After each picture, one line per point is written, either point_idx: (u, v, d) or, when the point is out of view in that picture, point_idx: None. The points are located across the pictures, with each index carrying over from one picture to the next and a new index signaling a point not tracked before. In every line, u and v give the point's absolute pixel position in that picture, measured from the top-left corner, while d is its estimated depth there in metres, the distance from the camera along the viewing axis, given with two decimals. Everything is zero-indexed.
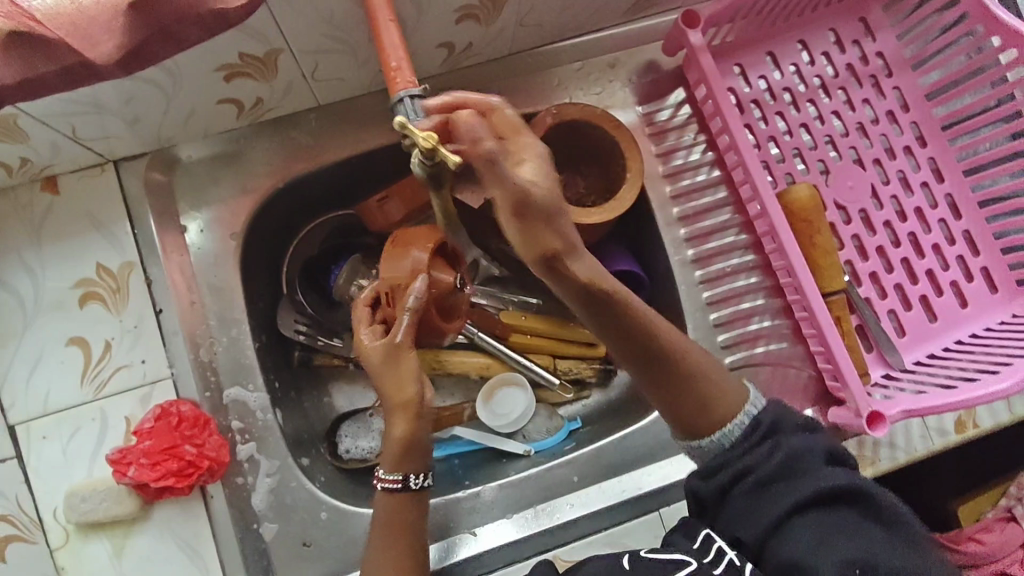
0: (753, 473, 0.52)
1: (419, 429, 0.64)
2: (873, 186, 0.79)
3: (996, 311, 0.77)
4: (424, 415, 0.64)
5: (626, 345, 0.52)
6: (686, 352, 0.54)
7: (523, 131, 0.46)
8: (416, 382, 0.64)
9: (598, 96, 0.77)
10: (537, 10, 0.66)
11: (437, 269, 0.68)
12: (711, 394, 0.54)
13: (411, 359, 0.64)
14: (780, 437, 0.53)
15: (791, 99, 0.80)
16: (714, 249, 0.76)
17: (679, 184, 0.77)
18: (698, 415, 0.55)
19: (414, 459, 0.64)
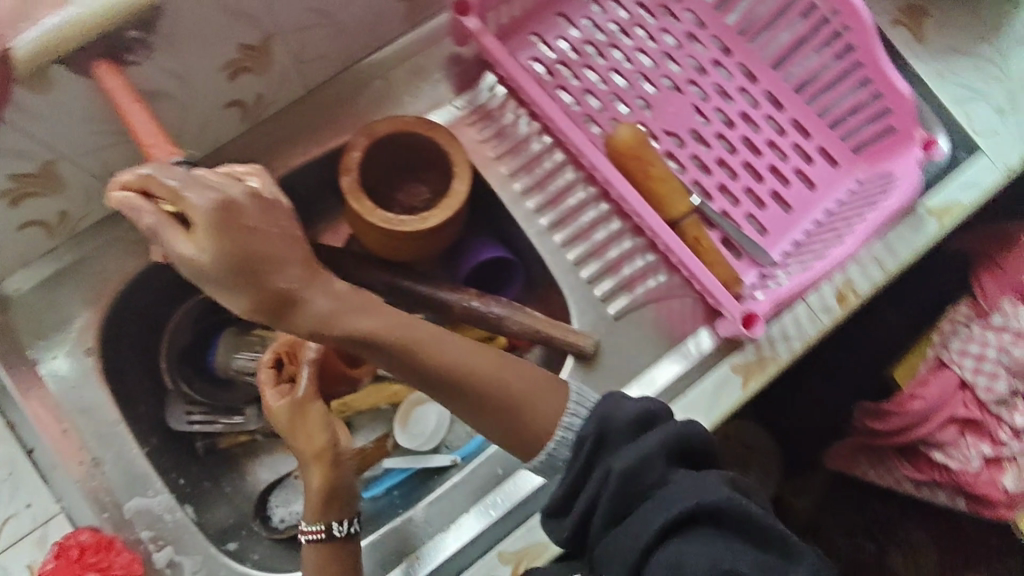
0: (597, 502, 0.53)
1: (337, 475, 0.65)
2: (695, 105, 0.81)
3: (842, 183, 0.79)
4: (341, 462, 0.66)
5: (418, 378, 0.55)
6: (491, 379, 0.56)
7: (183, 191, 0.42)
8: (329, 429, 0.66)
9: (411, 104, 0.78)
10: (310, 43, 0.67)
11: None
12: (527, 404, 0.57)
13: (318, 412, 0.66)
14: (606, 451, 0.53)
15: (595, 50, 0.81)
16: (568, 210, 0.77)
17: (515, 161, 0.78)
18: (517, 426, 0.57)
19: (336, 506, 0.65)
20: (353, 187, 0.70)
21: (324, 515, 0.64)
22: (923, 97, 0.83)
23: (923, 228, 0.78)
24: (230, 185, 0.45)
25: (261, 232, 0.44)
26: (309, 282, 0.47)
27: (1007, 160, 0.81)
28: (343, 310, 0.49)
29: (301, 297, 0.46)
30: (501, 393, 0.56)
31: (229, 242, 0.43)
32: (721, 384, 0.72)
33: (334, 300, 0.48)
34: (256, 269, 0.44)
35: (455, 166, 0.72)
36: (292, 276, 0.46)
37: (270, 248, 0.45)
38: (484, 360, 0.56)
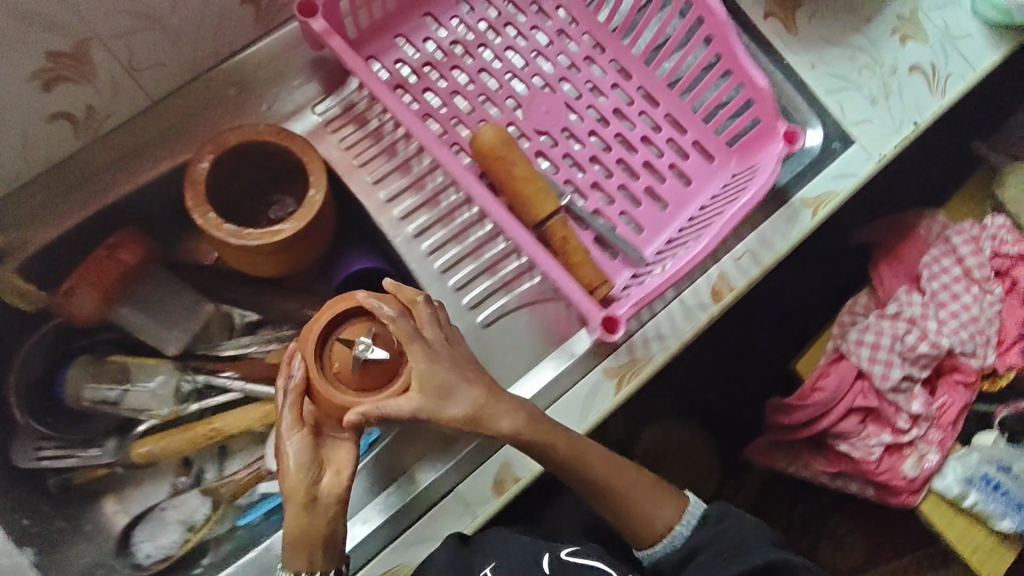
0: (701, 551, 0.64)
1: (312, 525, 0.54)
2: (566, 103, 0.79)
3: (718, 177, 0.78)
4: (321, 511, 0.54)
5: (568, 474, 0.61)
6: (625, 479, 0.63)
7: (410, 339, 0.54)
8: (308, 473, 0.54)
9: (269, 112, 0.75)
10: (138, 50, 0.64)
11: (340, 337, 0.57)
12: (648, 509, 0.64)
13: (294, 448, 0.55)
14: (727, 523, 0.65)
15: (463, 50, 0.79)
16: (441, 213, 0.75)
17: (379, 169, 0.75)
18: (636, 526, 0.64)
19: (313, 556, 0.55)
20: (199, 202, 0.67)
21: (298, 564, 0.55)
22: (798, 89, 0.82)
23: (799, 220, 0.78)
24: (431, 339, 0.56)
25: (450, 363, 0.55)
26: (492, 404, 0.55)
27: (881, 148, 0.81)
28: (528, 430, 0.57)
29: (479, 418, 0.55)
30: (631, 493, 0.63)
31: (437, 373, 0.53)
32: (593, 390, 0.69)
33: (516, 418, 0.56)
34: (452, 396, 0.54)
35: (312, 175, 0.69)
36: (478, 396, 0.55)
37: (458, 374, 0.54)
38: (620, 464, 0.63)
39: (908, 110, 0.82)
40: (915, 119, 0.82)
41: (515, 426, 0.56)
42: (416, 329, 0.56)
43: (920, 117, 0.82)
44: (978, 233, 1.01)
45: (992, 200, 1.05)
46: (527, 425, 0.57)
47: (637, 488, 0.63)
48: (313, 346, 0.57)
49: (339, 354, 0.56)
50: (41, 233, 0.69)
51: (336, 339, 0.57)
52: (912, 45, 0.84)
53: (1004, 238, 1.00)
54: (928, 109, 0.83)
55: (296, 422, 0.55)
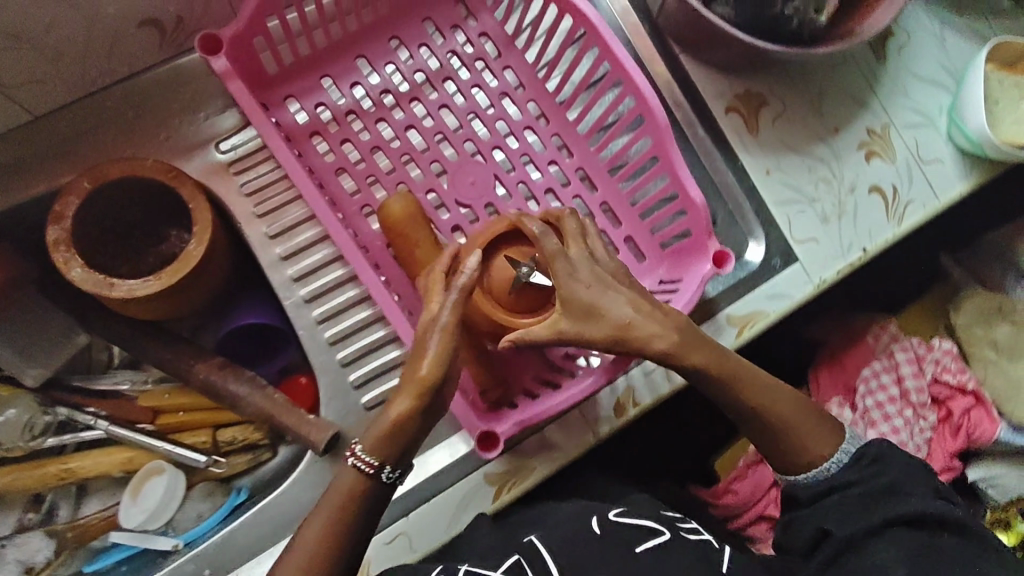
0: (850, 489, 0.61)
1: (412, 417, 0.54)
2: (496, 175, 0.73)
3: (645, 280, 0.73)
4: (432, 406, 0.55)
5: (725, 392, 0.62)
6: (774, 405, 0.63)
7: (557, 257, 0.57)
8: (443, 370, 0.54)
9: (168, 141, 0.68)
10: (8, 68, 0.59)
11: (502, 257, 0.62)
12: (800, 440, 0.62)
13: (438, 337, 0.55)
14: (883, 465, 0.61)
15: (394, 101, 0.73)
16: (329, 284, 0.68)
17: (278, 223, 0.69)
18: (790, 454, 0.63)
19: (398, 453, 0.55)
20: (62, 239, 0.61)
21: (383, 455, 0.54)
22: (746, 194, 0.77)
23: (721, 338, 0.73)
24: (576, 256, 0.58)
25: (603, 272, 0.58)
26: (639, 318, 0.57)
27: (822, 271, 0.76)
28: (678, 347, 0.59)
29: (629, 326, 0.57)
30: (784, 420, 0.62)
31: (589, 295, 0.57)
32: (470, 494, 0.67)
33: (664, 334, 0.58)
34: (595, 315, 0.57)
35: (197, 226, 0.64)
36: (627, 313, 0.57)
37: (608, 292, 0.57)
38: (771, 391, 0.63)
39: (859, 234, 0.77)
40: (864, 245, 0.77)
41: (665, 343, 0.58)
42: (561, 247, 0.58)
43: (869, 243, 0.77)
44: (922, 354, 0.97)
45: (945, 324, 1.01)
46: (677, 344, 0.58)
47: (794, 420, 0.63)
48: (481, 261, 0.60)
49: (501, 271, 0.62)
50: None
51: (495, 259, 0.62)
52: (877, 163, 0.78)
53: (947, 365, 0.96)
54: (881, 235, 0.77)
55: (455, 320, 0.56)
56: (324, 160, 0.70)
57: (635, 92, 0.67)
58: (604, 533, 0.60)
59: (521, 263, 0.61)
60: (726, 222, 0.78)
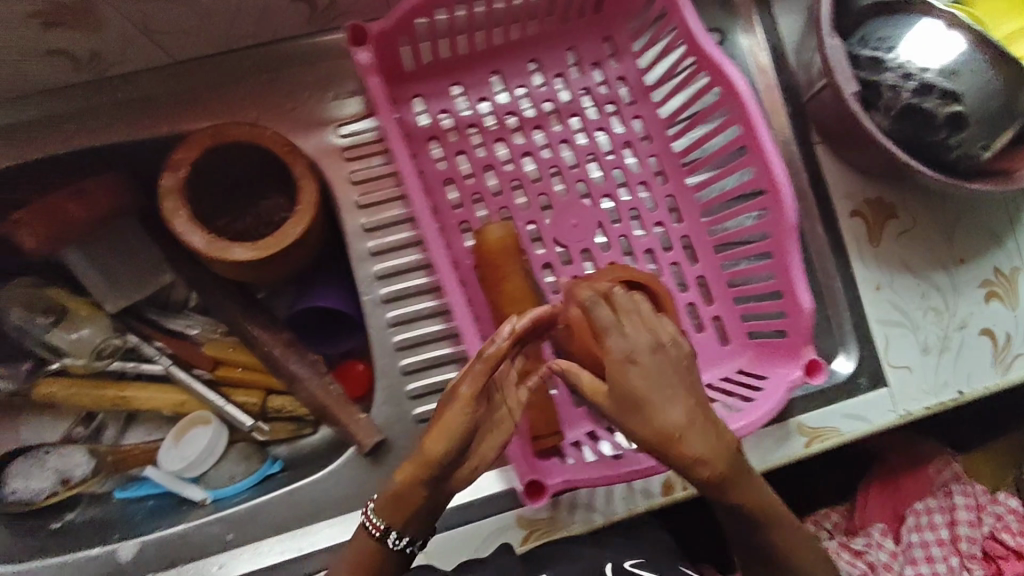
0: None
1: (423, 493, 0.49)
2: (600, 223, 0.72)
3: (722, 365, 0.71)
4: (442, 482, 0.49)
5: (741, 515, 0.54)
6: (787, 538, 0.55)
7: (609, 336, 0.46)
8: (455, 455, 0.47)
9: (291, 112, 0.70)
10: (153, 16, 0.61)
11: None
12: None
13: (454, 414, 0.46)
14: None
15: (517, 124, 0.72)
16: (415, 289, 0.68)
17: (377, 217, 0.69)
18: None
19: (405, 521, 0.50)
20: (174, 187, 0.62)
21: (390, 521, 0.51)
22: (849, 304, 0.74)
23: (785, 444, 0.70)
24: (641, 335, 0.46)
25: (669, 364, 0.46)
26: (694, 433, 0.46)
27: (910, 404, 0.72)
28: (720, 475, 0.49)
29: (682, 440, 0.46)
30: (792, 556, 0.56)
31: (638, 387, 0.46)
32: (497, 531, 0.66)
33: (716, 456, 0.48)
34: (643, 413, 0.46)
35: (300, 205, 0.64)
36: (677, 418, 0.46)
37: (658, 392, 0.46)
38: (790, 524, 0.55)
39: (959, 374, 0.72)
40: (962, 388, 0.72)
41: (708, 470, 0.48)
42: (619, 325, 0.47)
43: (968, 387, 0.72)
44: (983, 503, 0.89)
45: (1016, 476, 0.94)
46: (721, 470, 0.48)
47: (808, 549, 0.56)
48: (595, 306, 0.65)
49: None
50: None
51: None
52: (996, 306, 0.73)
53: (1008, 523, 0.88)
54: (981, 381, 0.72)
55: (474, 392, 0.47)
56: (435, 167, 0.70)
57: (766, 179, 0.63)
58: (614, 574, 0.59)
59: None
60: (820, 326, 0.75)
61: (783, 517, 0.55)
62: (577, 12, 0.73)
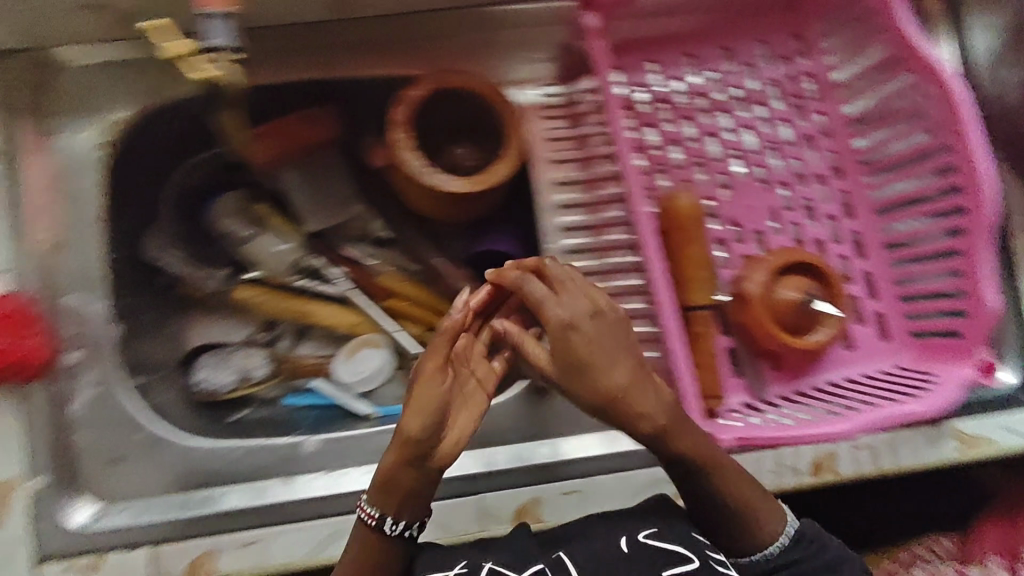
0: None
1: (407, 475, 0.52)
2: (774, 209, 0.75)
3: (880, 359, 0.73)
4: (422, 461, 0.52)
5: (692, 488, 0.55)
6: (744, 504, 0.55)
7: (548, 303, 0.54)
8: (431, 429, 0.52)
9: (501, 70, 0.76)
10: None
11: (788, 287, 0.69)
12: (762, 532, 0.54)
13: (428, 385, 0.53)
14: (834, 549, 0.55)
15: (705, 105, 0.76)
16: (599, 243, 0.73)
17: (569, 173, 0.74)
18: (744, 546, 0.55)
19: (398, 504, 0.52)
20: (404, 118, 0.68)
21: (385, 505, 0.52)
22: (1012, 319, 0.74)
23: (939, 446, 0.71)
24: (572, 302, 0.54)
25: (604, 324, 0.53)
26: (632, 383, 0.52)
27: None
28: (666, 429, 0.53)
29: (618, 384, 0.52)
30: (752, 524, 0.55)
31: (581, 341, 0.52)
32: (649, 484, 0.69)
33: (656, 402, 0.53)
34: (586, 369, 0.52)
35: (508, 149, 0.69)
36: (621, 380, 0.52)
37: (602, 352, 0.52)
38: (743, 487, 0.55)
39: None
40: None
41: (656, 421, 0.53)
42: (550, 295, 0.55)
43: None
44: None
45: None
46: (665, 422, 0.53)
47: (769, 516, 0.55)
48: (768, 285, 0.68)
49: (786, 295, 0.68)
50: None
51: (776, 287, 0.69)
52: None
53: None
54: None
55: (436, 364, 0.55)
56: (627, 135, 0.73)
57: (964, 181, 0.65)
58: (633, 553, 0.50)
59: (805, 291, 0.69)
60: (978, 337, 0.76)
61: (727, 483, 0.54)
62: (774, 8, 0.77)
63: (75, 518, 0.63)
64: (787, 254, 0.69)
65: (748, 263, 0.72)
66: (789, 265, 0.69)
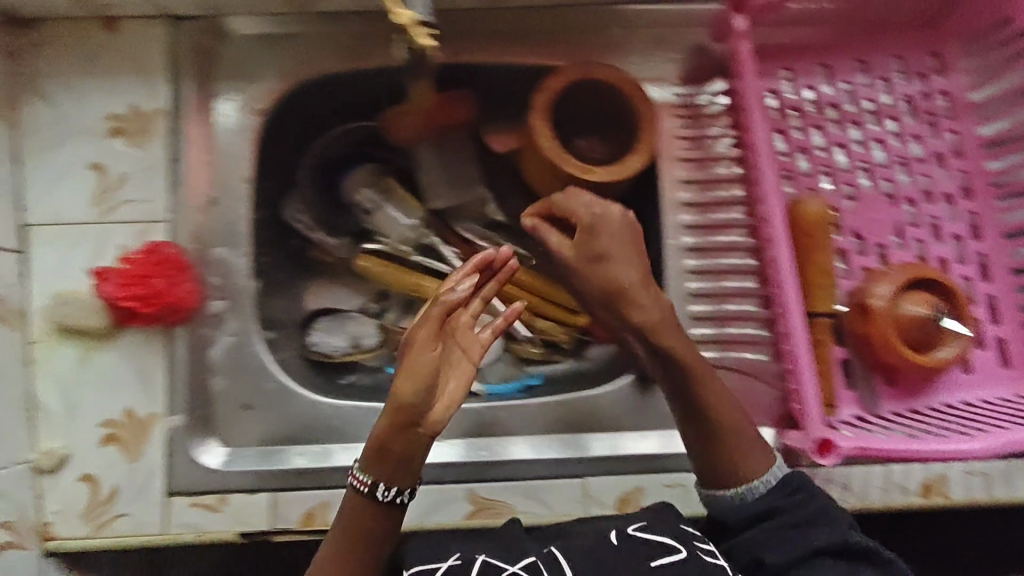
0: None
1: (400, 442, 0.48)
2: (899, 225, 0.75)
3: (999, 386, 0.72)
4: (414, 427, 0.48)
5: (689, 413, 0.59)
6: (734, 437, 0.58)
7: (579, 208, 0.62)
8: (425, 396, 0.48)
9: (637, 68, 0.77)
10: None
11: (915, 303, 0.68)
12: (741, 465, 0.57)
13: (424, 350, 0.48)
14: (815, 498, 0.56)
15: (836, 116, 0.76)
16: (717, 244, 0.75)
17: (698, 172, 0.76)
18: (720, 477, 0.58)
19: (393, 470, 0.49)
20: (545, 106, 0.70)
21: (377, 473, 0.50)
22: None
23: None
24: (599, 211, 0.61)
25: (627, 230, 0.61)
26: (639, 282, 0.59)
27: None
28: (658, 326, 0.58)
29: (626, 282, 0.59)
30: (735, 454, 0.57)
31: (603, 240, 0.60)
32: None
33: (656, 304, 0.58)
34: (601, 262, 0.60)
35: (642, 142, 0.71)
36: (629, 278, 0.59)
37: (618, 250, 0.60)
38: (739, 419, 0.58)
39: None
40: None
41: (646, 314, 0.58)
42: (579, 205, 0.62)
43: None
44: None
45: None
46: (657, 318, 0.58)
47: (752, 451, 0.58)
48: (894, 298, 0.68)
49: (912, 311, 0.68)
50: (381, 48, 0.74)
51: (902, 301, 0.68)
52: None
53: None
54: None
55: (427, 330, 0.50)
56: None
57: None
58: (622, 545, 0.51)
59: (931, 308, 0.68)
60: None
61: (713, 414, 0.58)
62: (914, 25, 0.77)
63: (207, 457, 0.67)
64: (913, 270, 0.69)
65: (870, 275, 0.71)
66: (917, 280, 0.69)
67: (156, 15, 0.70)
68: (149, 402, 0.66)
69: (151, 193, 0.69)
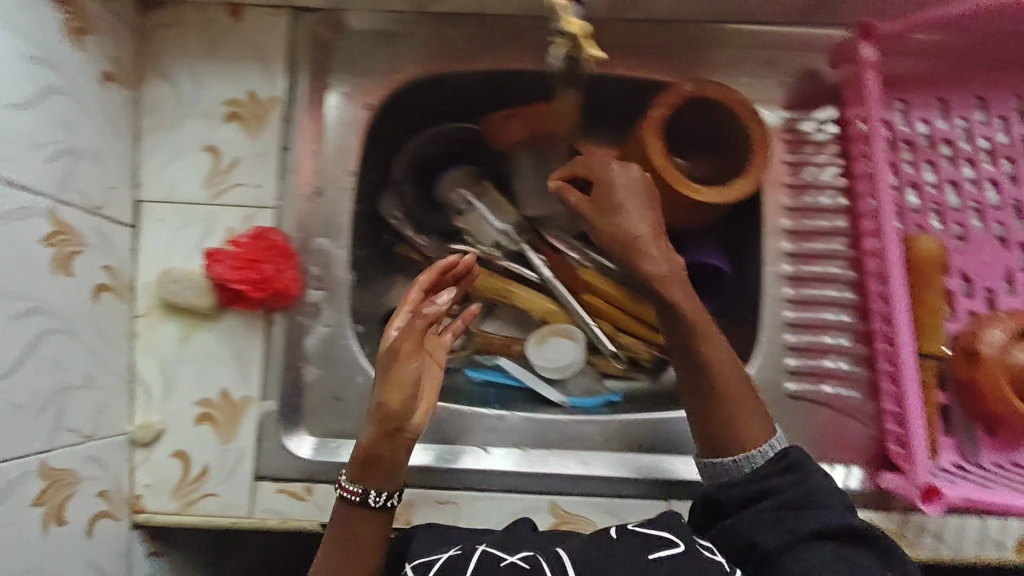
0: None
1: (388, 450, 0.51)
2: (1009, 270, 0.72)
3: None
4: (399, 435, 0.50)
5: (693, 388, 0.58)
6: (738, 421, 0.56)
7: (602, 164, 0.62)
8: (409, 404, 0.50)
9: (747, 88, 0.76)
10: None
11: None
12: (743, 438, 0.56)
13: (409, 362, 0.50)
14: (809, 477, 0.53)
15: (950, 152, 0.74)
16: (815, 274, 0.72)
17: (801, 199, 0.74)
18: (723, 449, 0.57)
19: (383, 477, 0.52)
20: (657, 121, 0.69)
21: (367, 482, 0.52)
22: None
23: None
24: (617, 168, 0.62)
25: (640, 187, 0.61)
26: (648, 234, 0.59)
27: None
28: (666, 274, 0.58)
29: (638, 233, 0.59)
30: (740, 428, 0.56)
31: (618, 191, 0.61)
32: None
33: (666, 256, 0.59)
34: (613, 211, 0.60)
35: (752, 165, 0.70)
36: (641, 229, 0.59)
37: (630, 202, 0.60)
38: (739, 387, 0.57)
39: None
40: None
41: (656, 265, 0.58)
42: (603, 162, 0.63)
43: None
44: None
45: None
46: (667, 269, 0.58)
47: (751, 420, 0.56)
48: (1005, 345, 0.65)
49: None
50: (494, 51, 0.74)
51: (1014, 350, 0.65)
52: None
53: None
54: None
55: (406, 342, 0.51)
56: None
57: None
58: (621, 539, 0.48)
59: None
60: None
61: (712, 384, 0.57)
62: None
63: (299, 447, 0.67)
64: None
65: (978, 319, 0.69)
66: None
67: (281, 6, 0.71)
68: (244, 385, 0.67)
69: (262, 179, 0.69)
